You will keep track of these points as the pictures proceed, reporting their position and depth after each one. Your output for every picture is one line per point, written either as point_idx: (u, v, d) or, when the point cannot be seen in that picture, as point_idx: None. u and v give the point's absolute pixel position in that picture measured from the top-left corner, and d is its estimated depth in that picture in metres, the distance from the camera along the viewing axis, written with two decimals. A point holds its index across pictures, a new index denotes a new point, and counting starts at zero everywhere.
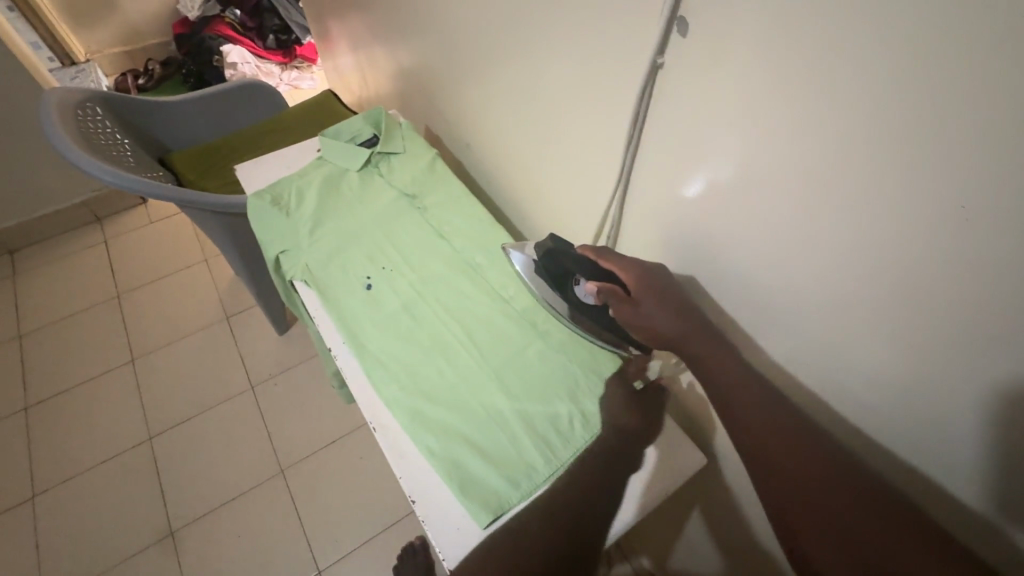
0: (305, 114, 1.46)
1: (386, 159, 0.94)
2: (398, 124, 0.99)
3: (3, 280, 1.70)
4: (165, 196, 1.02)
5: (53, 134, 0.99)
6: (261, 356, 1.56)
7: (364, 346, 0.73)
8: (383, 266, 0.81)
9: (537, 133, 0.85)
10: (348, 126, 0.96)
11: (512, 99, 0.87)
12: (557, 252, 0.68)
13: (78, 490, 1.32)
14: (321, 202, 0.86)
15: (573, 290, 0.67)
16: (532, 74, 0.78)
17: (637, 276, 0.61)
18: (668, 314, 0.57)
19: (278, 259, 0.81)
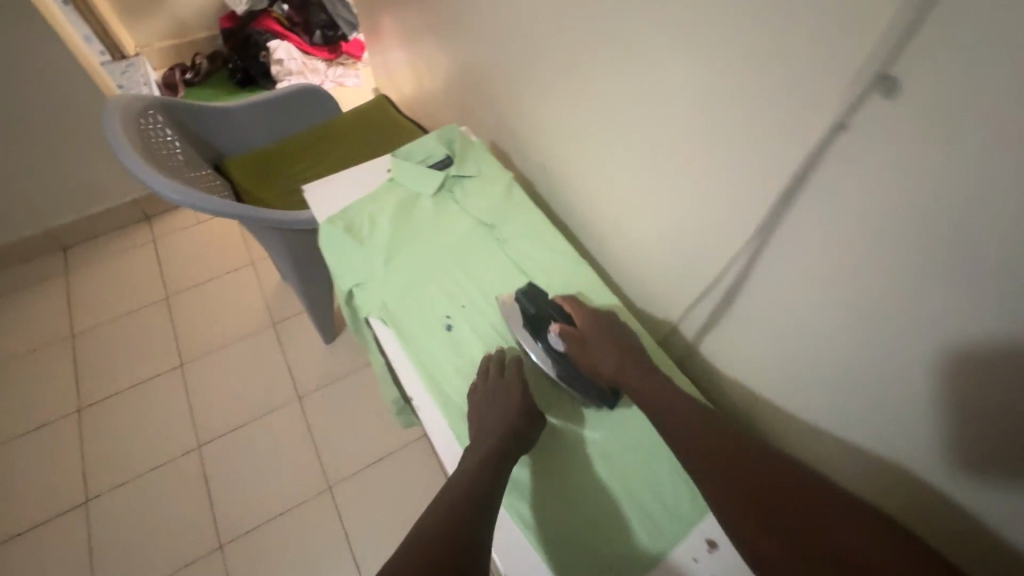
0: (360, 121, 1.41)
1: (459, 181, 0.89)
2: (470, 143, 0.93)
3: (56, 277, 1.72)
4: (230, 214, 0.98)
5: (117, 147, 0.96)
6: (307, 365, 1.54)
7: (448, 399, 0.70)
8: (463, 304, 0.77)
9: (629, 168, 0.79)
10: (420, 146, 0.91)
11: (602, 131, 0.81)
12: (533, 295, 0.74)
13: (131, 497, 1.33)
14: (395, 232, 0.82)
15: (545, 335, 0.72)
16: (632, 106, 0.72)
17: (586, 318, 0.72)
18: (613, 351, 0.68)
19: (352, 294, 0.78)
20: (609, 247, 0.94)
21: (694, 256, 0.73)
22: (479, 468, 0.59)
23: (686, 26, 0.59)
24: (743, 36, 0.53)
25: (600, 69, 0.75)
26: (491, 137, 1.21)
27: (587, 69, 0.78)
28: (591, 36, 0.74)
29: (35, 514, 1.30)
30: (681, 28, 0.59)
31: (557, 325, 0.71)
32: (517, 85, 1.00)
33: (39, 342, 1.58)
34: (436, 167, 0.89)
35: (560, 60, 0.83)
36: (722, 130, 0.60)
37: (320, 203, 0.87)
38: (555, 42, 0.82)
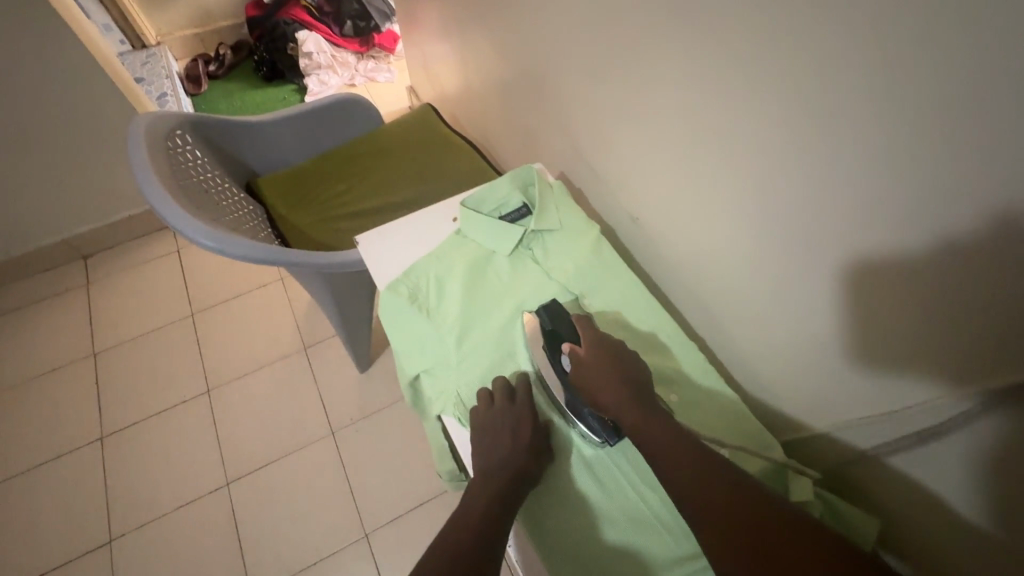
0: (404, 136, 1.27)
1: (539, 236, 0.76)
2: (550, 185, 0.80)
3: (78, 289, 1.63)
4: (272, 262, 0.86)
5: (143, 179, 0.84)
6: (341, 395, 1.43)
7: (545, 522, 0.58)
8: (552, 399, 0.65)
9: (762, 244, 0.62)
10: (493, 192, 0.79)
11: (729, 196, 0.64)
12: (554, 311, 0.65)
13: (156, 537, 1.24)
14: (468, 303, 0.70)
15: (557, 357, 0.62)
16: (783, 177, 0.56)
17: (598, 342, 0.60)
18: (615, 382, 0.56)
19: (422, 382, 0.67)
20: (712, 318, 0.77)
21: (852, 367, 0.57)
22: (487, 507, 0.53)
23: (890, 92, 0.42)
24: (996, 119, 0.37)
25: (732, 123, 0.59)
26: (555, 163, 1.07)
27: (711, 119, 0.61)
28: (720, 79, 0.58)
29: (57, 553, 1.23)
30: (882, 93, 0.43)
31: (567, 345, 0.61)
32: (598, 113, 0.84)
33: (60, 359, 1.50)
34: (511, 219, 0.77)
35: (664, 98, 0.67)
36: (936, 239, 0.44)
37: (379, 261, 0.75)
38: (659, 75, 0.67)
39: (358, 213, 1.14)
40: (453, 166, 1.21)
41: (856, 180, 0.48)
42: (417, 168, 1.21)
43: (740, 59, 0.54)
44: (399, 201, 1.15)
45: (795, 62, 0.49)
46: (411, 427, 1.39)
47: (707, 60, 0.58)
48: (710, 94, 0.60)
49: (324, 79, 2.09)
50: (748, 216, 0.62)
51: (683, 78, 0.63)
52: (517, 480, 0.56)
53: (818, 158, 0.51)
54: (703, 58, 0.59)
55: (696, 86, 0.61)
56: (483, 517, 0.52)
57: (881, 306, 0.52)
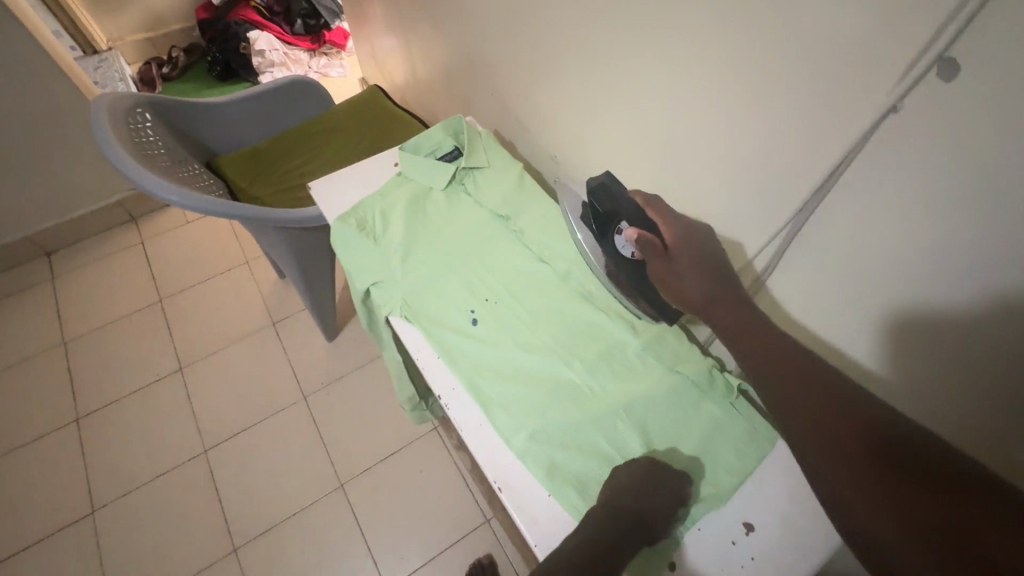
0: (355, 113, 1.37)
1: (470, 173, 0.88)
2: (478, 133, 0.92)
3: (43, 285, 1.66)
4: (235, 215, 0.94)
5: (106, 145, 0.91)
6: (311, 363, 1.51)
7: (481, 390, 0.69)
8: (484, 299, 0.76)
9: (647, 156, 0.77)
10: (427, 138, 0.90)
11: (620, 121, 0.79)
12: (612, 195, 0.68)
13: (138, 504, 1.30)
14: (408, 227, 0.81)
15: (612, 238, 0.67)
16: (652, 98, 0.70)
17: (676, 236, 0.64)
18: (703, 281, 0.60)
19: (373, 292, 0.78)
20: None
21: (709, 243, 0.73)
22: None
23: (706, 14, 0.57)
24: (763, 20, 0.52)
25: (613, 61, 0.74)
26: (491, 125, 1.19)
27: (599, 60, 0.76)
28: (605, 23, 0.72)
29: (39, 527, 1.27)
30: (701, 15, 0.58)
31: (634, 232, 0.63)
32: (520, 71, 0.97)
33: (29, 350, 1.54)
34: (445, 160, 0.89)
35: (567, 47, 0.81)
36: (742, 122, 0.59)
37: (331, 200, 0.85)
38: (562, 27, 0.80)
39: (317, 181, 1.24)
40: (400, 135, 1.32)
41: (689, 89, 0.64)
42: (369, 140, 1.32)
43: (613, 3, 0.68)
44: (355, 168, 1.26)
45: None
46: (379, 386, 1.48)
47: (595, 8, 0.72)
48: (598, 37, 0.74)
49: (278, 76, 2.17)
50: (636, 136, 0.77)
51: (578, 25, 0.76)
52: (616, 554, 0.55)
53: (664, 77, 0.66)
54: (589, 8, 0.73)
55: (589, 32, 0.75)
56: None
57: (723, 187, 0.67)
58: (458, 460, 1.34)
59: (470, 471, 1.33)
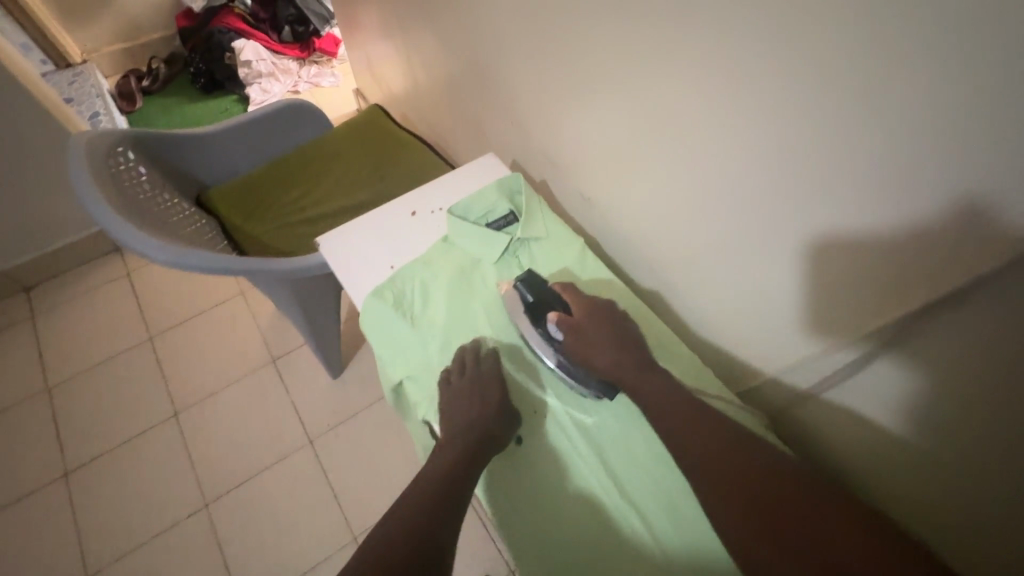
0: (359, 137, 1.26)
1: (525, 245, 0.77)
2: (537, 197, 0.81)
3: (22, 324, 1.55)
4: (234, 270, 0.84)
5: (86, 196, 0.81)
6: (315, 403, 1.42)
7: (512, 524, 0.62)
8: (535, 410, 0.66)
9: (704, 219, 0.67)
10: (481, 200, 0.79)
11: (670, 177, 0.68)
12: (534, 283, 0.69)
13: (136, 568, 1.21)
14: (451, 307, 0.71)
15: (543, 324, 0.67)
16: (718, 161, 0.60)
17: (585, 308, 0.67)
18: (611, 346, 0.63)
19: (410, 388, 0.68)
20: (673, 296, 0.82)
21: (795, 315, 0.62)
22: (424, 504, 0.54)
23: (799, 68, 0.46)
24: (880, 85, 0.41)
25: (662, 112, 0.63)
26: (504, 152, 1.09)
27: (640, 108, 0.66)
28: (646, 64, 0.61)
29: None
30: (788, 70, 0.47)
31: (555, 314, 0.65)
32: (540, 101, 0.87)
33: (11, 397, 1.43)
34: (499, 227, 0.78)
35: (597, 83, 0.71)
36: (851, 197, 0.48)
37: (351, 262, 0.75)
38: (590, 61, 0.70)
39: (319, 217, 1.13)
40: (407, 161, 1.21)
41: (773, 144, 0.52)
42: (375, 168, 1.21)
43: (656, 41, 0.58)
44: (360, 200, 1.15)
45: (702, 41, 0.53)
46: (389, 427, 1.39)
47: (633, 45, 0.62)
48: (638, 78, 0.64)
49: (266, 88, 2.05)
50: (690, 197, 0.67)
51: (610, 61, 0.67)
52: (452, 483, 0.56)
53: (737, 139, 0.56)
54: (628, 44, 0.63)
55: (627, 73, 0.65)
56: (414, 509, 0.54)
57: (808, 270, 0.57)
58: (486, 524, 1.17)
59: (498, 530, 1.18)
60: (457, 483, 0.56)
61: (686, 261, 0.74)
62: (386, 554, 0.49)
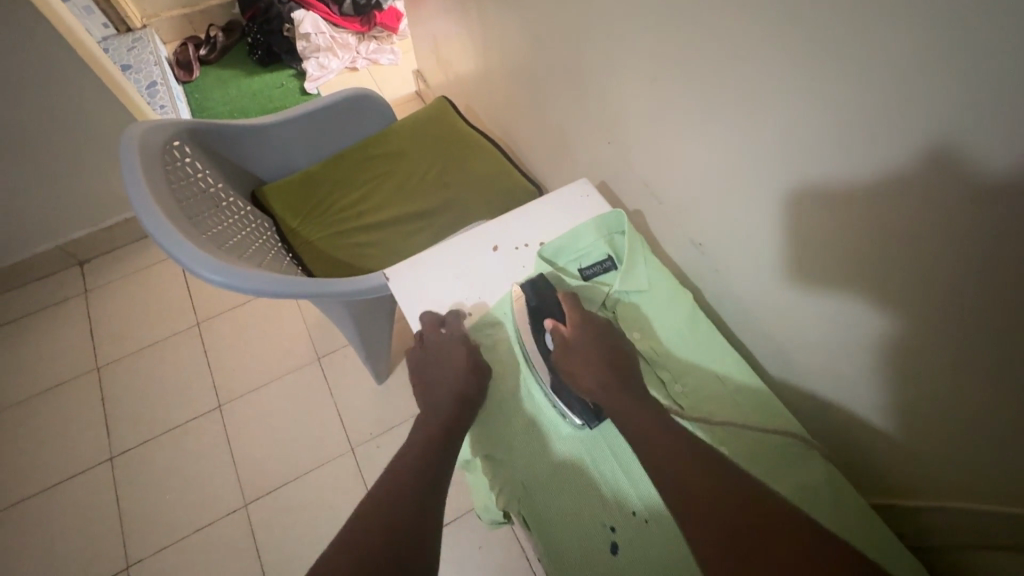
0: (423, 133, 1.16)
1: (623, 298, 0.68)
2: (639, 241, 0.69)
3: (76, 299, 1.55)
4: (285, 293, 0.77)
5: (139, 201, 0.73)
6: (358, 409, 1.36)
7: None
8: (633, 509, 0.56)
9: (885, 312, 0.54)
10: (576, 241, 0.69)
11: (855, 263, 0.54)
12: (539, 287, 0.64)
13: (174, 561, 1.19)
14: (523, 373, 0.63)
15: (542, 334, 0.62)
16: (940, 259, 0.46)
17: (586, 324, 0.61)
18: (601, 365, 0.57)
19: (483, 469, 0.60)
20: (806, 372, 0.70)
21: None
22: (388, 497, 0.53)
23: None
24: None
25: (855, 180, 0.50)
26: (591, 168, 0.97)
27: (815, 168, 0.53)
28: (844, 124, 0.48)
29: None
30: None
31: (551, 322, 0.61)
32: (652, 124, 0.74)
33: (63, 372, 1.43)
34: (594, 274, 0.69)
35: (749, 118, 0.57)
36: None
37: (424, 307, 0.67)
38: (744, 96, 0.56)
39: (378, 224, 1.03)
40: (478, 166, 1.10)
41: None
42: (443, 171, 1.10)
43: (863, 89, 0.45)
44: (427, 206, 1.05)
45: (952, 110, 0.40)
46: None
47: (820, 87, 0.48)
48: (826, 135, 0.50)
49: (323, 63, 1.95)
50: (876, 282, 0.53)
51: (777, 101, 0.53)
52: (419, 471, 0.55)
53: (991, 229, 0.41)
54: (810, 84, 0.49)
55: (810, 128, 0.51)
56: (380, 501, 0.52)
57: None
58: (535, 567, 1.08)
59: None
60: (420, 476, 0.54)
61: (838, 346, 0.62)
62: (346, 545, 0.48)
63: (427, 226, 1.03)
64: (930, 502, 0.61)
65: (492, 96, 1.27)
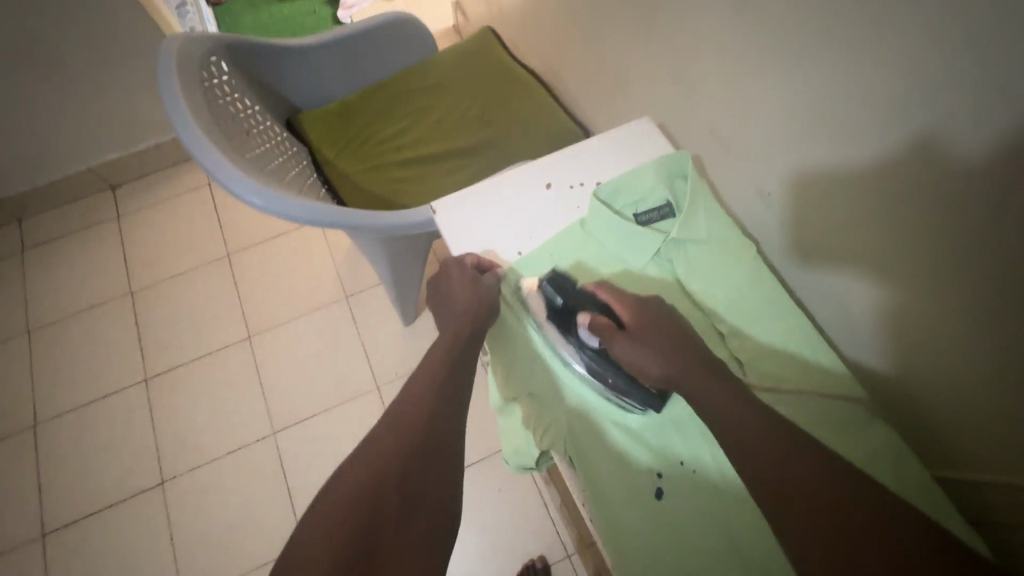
0: (466, 66, 1.09)
1: (680, 246, 0.64)
2: (703, 184, 0.65)
3: (109, 223, 1.56)
4: (328, 223, 0.75)
5: (177, 115, 0.70)
6: (386, 349, 1.37)
7: (617, 535, 0.53)
8: (680, 459, 0.55)
9: (972, 275, 0.50)
10: (633, 184, 0.65)
11: (953, 219, 0.50)
12: (560, 283, 0.59)
13: (207, 481, 1.24)
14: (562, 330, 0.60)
15: (575, 330, 0.57)
16: None
17: (630, 307, 0.56)
18: (668, 348, 0.52)
19: (526, 407, 0.59)
20: (866, 337, 0.66)
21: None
22: (413, 405, 0.53)
23: None
24: None
25: (967, 125, 0.45)
26: (647, 111, 0.90)
27: (920, 109, 0.48)
28: (968, 63, 0.43)
29: (111, 492, 1.24)
30: None
31: (587, 318, 0.55)
32: (727, 61, 0.68)
33: (98, 295, 1.46)
34: (651, 221, 0.64)
35: (851, 53, 0.52)
36: None
37: (473, 243, 0.65)
38: (849, 29, 0.51)
39: (417, 159, 1.00)
40: (523, 103, 1.04)
41: None
42: (487, 106, 1.04)
43: (1007, 20, 0.40)
44: (468, 142, 1.00)
45: None
46: None
47: (950, 17, 0.43)
48: (947, 74, 0.45)
49: None
50: (970, 241, 0.49)
51: (890, 36, 0.48)
52: (445, 385, 0.55)
53: None
54: (932, 18, 0.44)
55: (929, 65, 0.46)
56: (404, 409, 0.53)
57: None
58: (556, 515, 1.10)
59: (567, 525, 1.10)
60: (445, 390, 0.55)
61: (907, 309, 0.59)
62: (374, 449, 0.50)
63: (466, 164, 0.99)
64: (971, 476, 0.60)
65: (539, 29, 1.18)
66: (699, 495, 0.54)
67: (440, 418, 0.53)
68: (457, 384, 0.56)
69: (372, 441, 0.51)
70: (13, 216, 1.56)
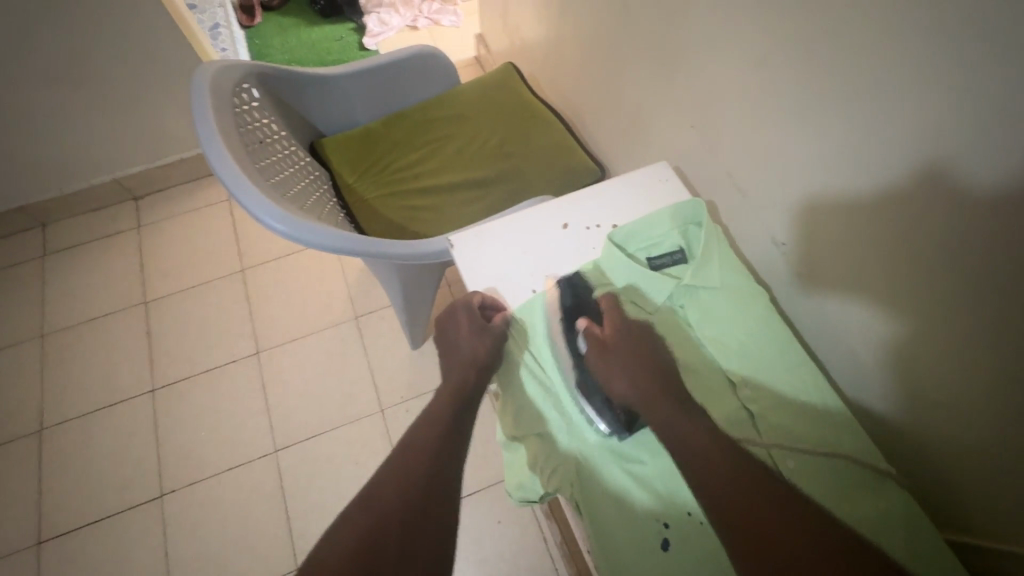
0: (487, 99, 1.12)
1: (693, 291, 0.64)
2: (716, 232, 0.66)
3: (129, 233, 1.59)
4: (349, 250, 0.76)
5: (207, 139, 0.73)
6: (392, 371, 1.37)
7: None
8: (688, 509, 0.54)
9: (984, 336, 0.51)
10: (647, 229, 0.66)
11: (966, 280, 0.50)
12: (579, 287, 0.63)
13: (206, 495, 1.24)
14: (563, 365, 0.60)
15: (574, 332, 0.60)
16: None
17: (626, 327, 0.58)
18: (638, 375, 0.54)
19: (534, 447, 0.58)
20: (880, 391, 0.65)
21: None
22: (416, 451, 0.53)
23: None
24: None
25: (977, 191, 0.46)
26: (664, 153, 0.92)
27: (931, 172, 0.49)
28: (976, 132, 0.45)
29: (109, 501, 1.24)
30: None
31: (585, 323, 0.59)
32: (746, 113, 0.70)
33: (112, 304, 1.48)
34: (665, 264, 0.65)
35: (865, 114, 0.54)
36: None
37: (487, 279, 0.65)
38: (863, 93, 0.53)
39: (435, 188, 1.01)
40: (541, 137, 1.06)
41: None
42: (506, 139, 1.07)
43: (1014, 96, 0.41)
44: (486, 174, 1.02)
45: None
46: None
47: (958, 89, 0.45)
48: (957, 143, 0.46)
49: (385, 18, 1.91)
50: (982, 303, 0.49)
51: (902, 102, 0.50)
52: (447, 429, 0.55)
53: None
54: (942, 89, 0.46)
55: (939, 133, 0.47)
56: (408, 456, 0.52)
57: None
58: (556, 554, 1.07)
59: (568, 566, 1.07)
60: (448, 436, 0.54)
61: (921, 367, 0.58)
62: (375, 500, 0.49)
63: (483, 196, 1.01)
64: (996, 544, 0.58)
65: (560, 67, 1.22)
66: (706, 547, 0.53)
67: (443, 465, 0.52)
68: (458, 430, 0.56)
69: (375, 491, 0.50)
70: (37, 221, 1.60)
